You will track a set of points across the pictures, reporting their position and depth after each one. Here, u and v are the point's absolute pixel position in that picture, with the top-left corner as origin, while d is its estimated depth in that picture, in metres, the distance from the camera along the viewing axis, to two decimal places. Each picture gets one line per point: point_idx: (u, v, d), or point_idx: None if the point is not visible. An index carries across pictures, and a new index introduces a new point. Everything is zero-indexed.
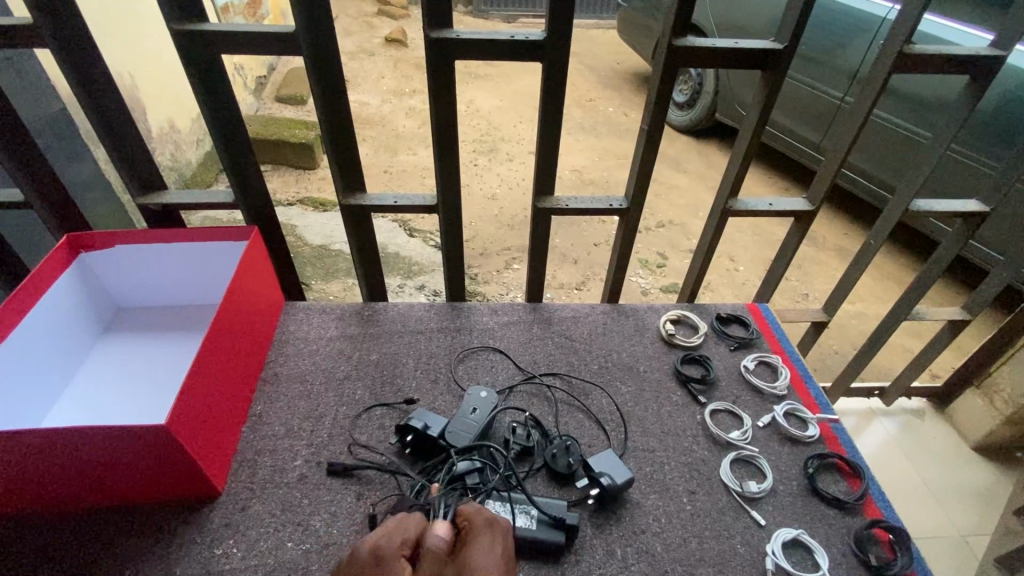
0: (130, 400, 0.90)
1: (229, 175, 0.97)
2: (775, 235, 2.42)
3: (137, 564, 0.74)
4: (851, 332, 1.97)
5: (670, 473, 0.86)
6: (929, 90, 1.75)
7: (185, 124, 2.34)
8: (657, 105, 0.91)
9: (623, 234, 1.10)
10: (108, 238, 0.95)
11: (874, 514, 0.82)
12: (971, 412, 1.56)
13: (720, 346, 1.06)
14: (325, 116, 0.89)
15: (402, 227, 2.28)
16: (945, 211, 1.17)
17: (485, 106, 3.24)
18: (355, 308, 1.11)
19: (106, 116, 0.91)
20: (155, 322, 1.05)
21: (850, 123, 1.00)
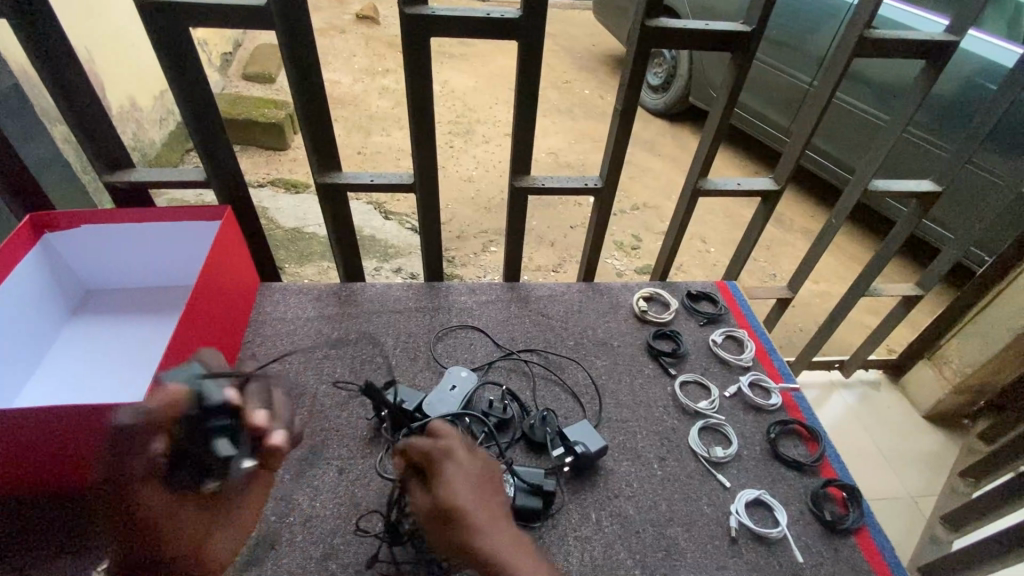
0: (104, 382, 0.89)
1: (199, 153, 0.96)
2: (744, 218, 2.49)
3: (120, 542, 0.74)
4: (814, 310, 2.06)
5: (642, 441, 0.90)
6: (890, 75, 1.82)
7: (147, 102, 2.25)
8: (631, 86, 0.93)
9: (598, 214, 1.13)
10: (74, 218, 0.93)
11: (829, 474, 0.88)
12: (923, 382, 1.66)
13: (690, 322, 1.10)
14: (299, 92, 0.87)
15: (377, 210, 2.26)
16: (901, 191, 1.23)
17: (460, 88, 3.20)
18: (332, 288, 1.11)
19: (67, 89, 0.88)
20: (126, 304, 1.03)
21: (814, 106, 1.04)
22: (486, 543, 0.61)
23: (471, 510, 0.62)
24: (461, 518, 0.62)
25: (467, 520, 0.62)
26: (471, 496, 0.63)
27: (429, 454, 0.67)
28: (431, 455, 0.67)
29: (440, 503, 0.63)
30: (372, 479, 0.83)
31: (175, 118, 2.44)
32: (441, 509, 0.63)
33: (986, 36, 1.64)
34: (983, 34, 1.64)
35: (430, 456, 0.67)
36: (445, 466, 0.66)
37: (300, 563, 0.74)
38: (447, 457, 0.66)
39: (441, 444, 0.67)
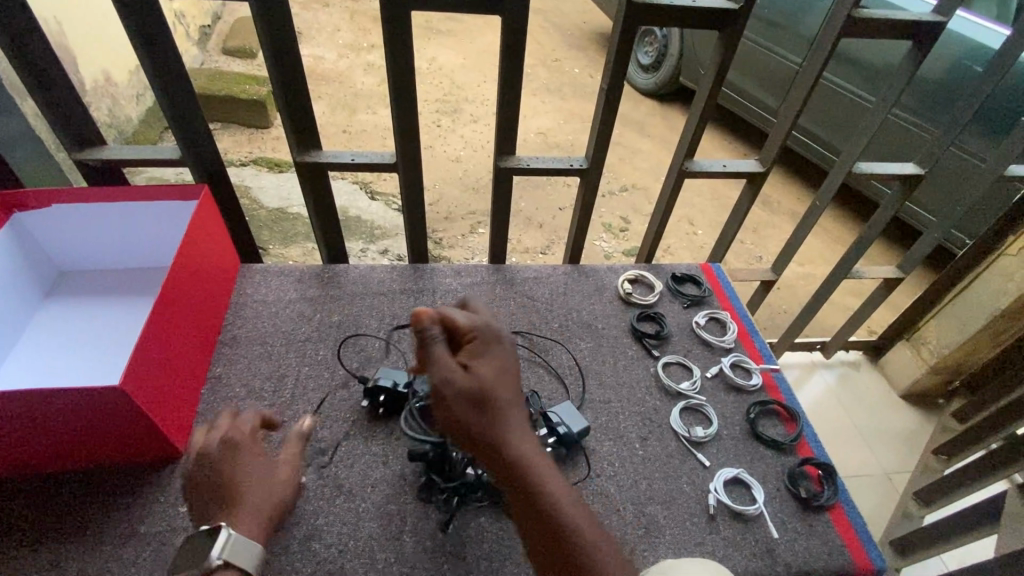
0: (81, 366, 0.88)
1: (172, 129, 0.92)
2: (732, 200, 2.49)
3: (100, 525, 0.74)
4: (798, 292, 2.08)
5: (624, 421, 0.91)
6: (879, 57, 1.81)
7: (122, 77, 2.17)
8: (617, 63, 0.92)
9: (583, 196, 1.12)
10: (44, 197, 0.90)
11: (806, 453, 0.89)
12: (902, 363, 1.70)
13: (674, 304, 1.11)
14: (276, 67, 0.84)
15: (363, 190, 2.22)
16: (886, 173, 1.23)
17: (448, 65, 3.13)
18: (315, 270, 1.09)
19: (30, 61, 0.84)
20: (102, 285, 1.01)
21: (801, 86, 1.03)
22: (506, 423, 0.65)
23: (507, 390, 0.68)
24: (494, 399, 0.66)
25: (494, 401, 0.66)
26: (504, 380, 0.68)
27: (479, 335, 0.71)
28: (482, 337, 0.71)
29: (481, 376, 0.67)
30: (357, 460, 0.83)
31: (152, 94, 2.36)
32: (475, 380, 0.66)
33: (975, 18, 1.63)
34: (973, 15, 1.64)
35: (480, 336, 0.71)
36: (491, 349, 0.70)
37: (283, 543, 0.74)
38: (494, 342, 0.71)
39: (495, 329, 0.72)
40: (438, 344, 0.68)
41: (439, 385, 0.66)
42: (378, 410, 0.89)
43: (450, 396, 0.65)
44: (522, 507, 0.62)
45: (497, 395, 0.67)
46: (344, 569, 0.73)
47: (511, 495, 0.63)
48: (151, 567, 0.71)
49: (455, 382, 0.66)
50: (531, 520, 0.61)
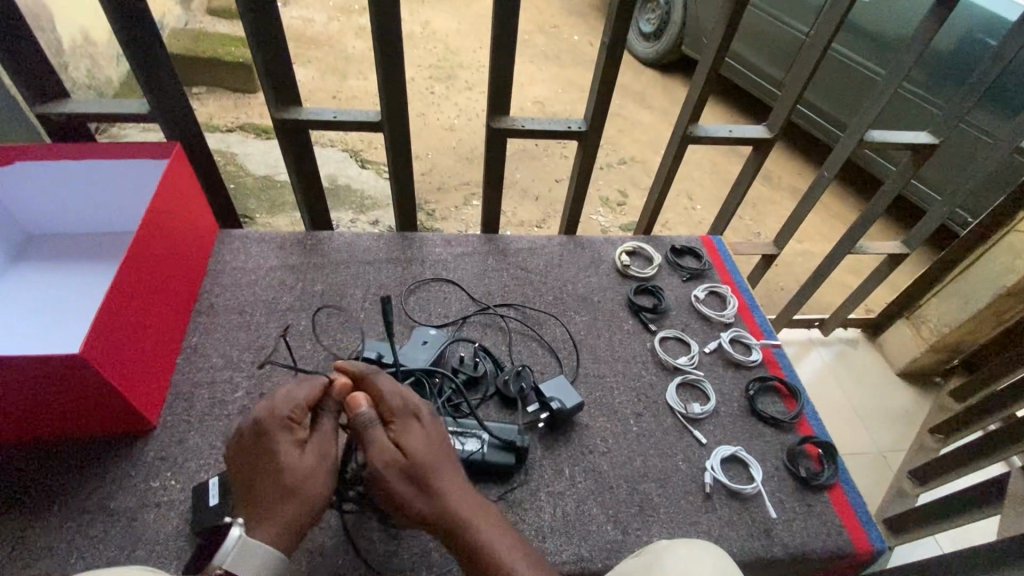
0: (46, 334, 0.83)
1: (138, 81, 0.85)
2: (733, 174, 2.43)
3: (68, 500, 0.71)
4: (797, 269, 2.04)
5: (618, 397, 0.87)
6: (892, 25, 1.73)
7: (100, 35, 2.06)
8: (620, 16, 0.85)
9: (581, 162, 1.06)
10: (1, 152, 0.83)
11: (806, 431, 0.87)
12: (901, 341, 1.67)
13: (673, 277, 1.07)
14: (249, 13, 0.77)
15: (353, 158, 2.15)
16: (897, 144, 1.18)
17: (443, 29, 3.01)
18: (297, 237, 1.04)
19: None
20: (71, 250, 0.95)
21: (814, 47, 0.97)
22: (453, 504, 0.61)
23: (438, 459, 0.63)
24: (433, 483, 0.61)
25: (434, 483, 0.61)
26: (438, 460, 0.62)
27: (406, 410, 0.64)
28: (405, 411, 0.64)
29: (413, 460, 0.61)
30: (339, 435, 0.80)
31: None
32: (410, 468, 0.60)
33: None
34: None
35: (405, 410, 0.64)
36: (418, 424, 0.64)
37: None
38: (418, 416, 0.64)
39: (409, 401, 0.65)
40: (366, 429, 0.62)
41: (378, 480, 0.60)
42: None
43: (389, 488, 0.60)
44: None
45: (435, 477, 0.61)
46: (324, 547, 0.70)
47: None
48: (121, 543, 0.68)
49: (392, 473, 0.60)
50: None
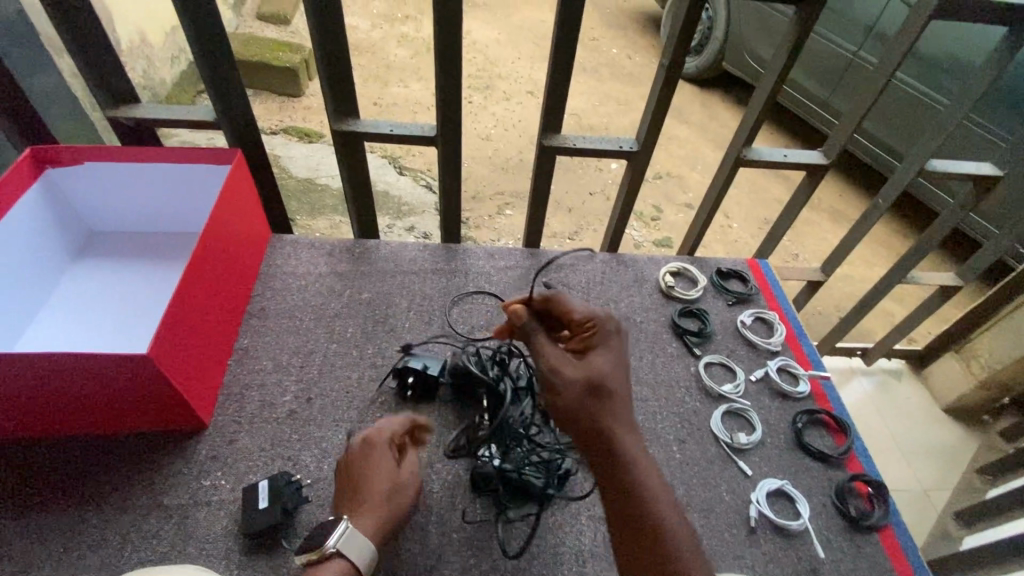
0: (109, 330, 0.86)
1: (207, 90, 0.89)
2: (772, 193, 2.38)
3: (123, 493, 0.73)
4: (838, 294, 1.99)
5: (661, 422, 0.86)
6: (951, 49, 1.68)
7: (157, 37, 2.14)
8: (681, 39, 0.85)
9: (629, 181, 1.06)
10: (76, 154, 0.87)
11: (855, 468, 0.84)
12: (949, 375, 1.61)
13: (718, 300, 1.05)
14: (319, 30, 0.80)
15: (392, 164, 2.18)
16: (959, 174, 1.14)
17: (483, 40, 3.04)
18: (346, 244, 1.06)
19: (64, 10, 0.81)
20: (133, 248, 0.99)
21: (878, 74, 0.96)
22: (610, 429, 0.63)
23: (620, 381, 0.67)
24: (596, 407, 0.64)
25: (605, 410, 0.64)
26: (610, 388, 0.66)
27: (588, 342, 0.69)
28: (589, 336, 0.69)
29: (599, 373, 0.66)
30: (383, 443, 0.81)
31: (187, 57, 2.33)
32: (587, 386, 0.65)
33: None
34: None
35: (587, 334, 0.69)
36: (599, 351, 0.68)
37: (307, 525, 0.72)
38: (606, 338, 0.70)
39: (609, 326, 0.71)
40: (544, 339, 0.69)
41: (554, 388, 0.65)
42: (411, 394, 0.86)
43: (563, 397, 0.65)
44: (613, 511, 0.62)
45: (603, 404, 0.65)
46: None
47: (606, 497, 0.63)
48: (173, 539, 0.70)
49: (568, 383, 0.65)
50: (623, 527, 0.61)
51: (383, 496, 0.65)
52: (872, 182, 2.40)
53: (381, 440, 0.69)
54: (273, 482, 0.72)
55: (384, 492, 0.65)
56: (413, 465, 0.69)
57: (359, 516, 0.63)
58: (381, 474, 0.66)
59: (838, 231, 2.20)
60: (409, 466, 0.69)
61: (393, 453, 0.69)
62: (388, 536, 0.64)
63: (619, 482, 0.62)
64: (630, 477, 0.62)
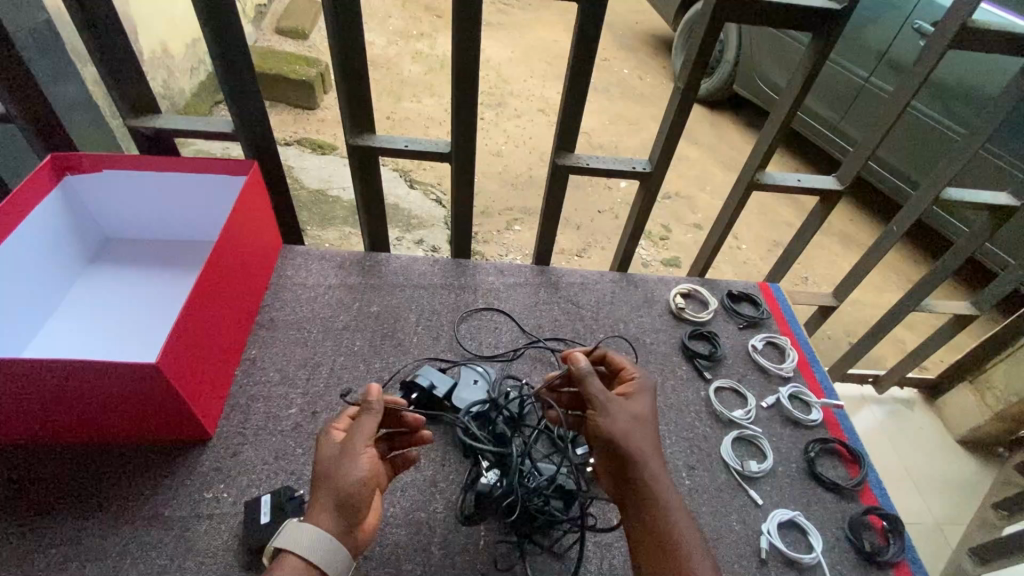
0: (120, 336, 0.86)
1: (226, 103, 0.90)
2: (782, 216, 2.38)
3: (125, 502, 0.72)
4: (849, 320, 1.96)
5: (671, 447, 0.85)
6: (964, 77, 1.69)
7: (179, 49, 2.19)
8: (696, 63, 0.85)
9: (640, 201, 1.06)
10: (97, 162, 0.89)
11: (870, 501, 0.82)
12: (964, 406, 1.57)
13: (729, 324, 1.04)
14: (339, 48, 0.81)
15: (403, 177, 2.20)
16: (975, 204, 1.13)
17: (496, 58, 3.08)
18: (357, 257, 1.06)
19: (92, 22, 0.83)
20: (147, 255, 1.00)
21: (894, 101, 0.96)
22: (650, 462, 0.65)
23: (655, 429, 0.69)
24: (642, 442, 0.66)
25: (648, 444, 0.66)
26: (653, 427, 0.69)
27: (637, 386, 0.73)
28: (635, 384, 0.73)
29: (642, 415, 0.68)
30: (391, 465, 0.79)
31: (206, 68, 2.37)
32: (635, 419, 0.68)
33: None
34: None
35: (632, 381, 0.74)
36: (645, 396, 0.72)
37: None
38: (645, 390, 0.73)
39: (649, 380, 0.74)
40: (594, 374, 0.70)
41: (609, 410, 0.67)
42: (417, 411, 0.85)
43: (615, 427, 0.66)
44: (647, 543, 0.61)
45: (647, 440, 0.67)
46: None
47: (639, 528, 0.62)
48: (173, 552, 0.69)
49: (621, 411, 0.67)
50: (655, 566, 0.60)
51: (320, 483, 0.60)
52: (884, 208, 2.39)
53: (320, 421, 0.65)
54: (276, 496, 0.71)
55: (321, 477, 0.60)
56: (364, 431, 0.62)
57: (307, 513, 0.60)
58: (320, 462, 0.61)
59: (848, 256, 2.19)
60: (354, 435, 0.61)
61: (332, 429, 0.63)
62: (342, 527, 0.58)
63: (652, 521, 0.62)
64: (668, 509, 0.62)
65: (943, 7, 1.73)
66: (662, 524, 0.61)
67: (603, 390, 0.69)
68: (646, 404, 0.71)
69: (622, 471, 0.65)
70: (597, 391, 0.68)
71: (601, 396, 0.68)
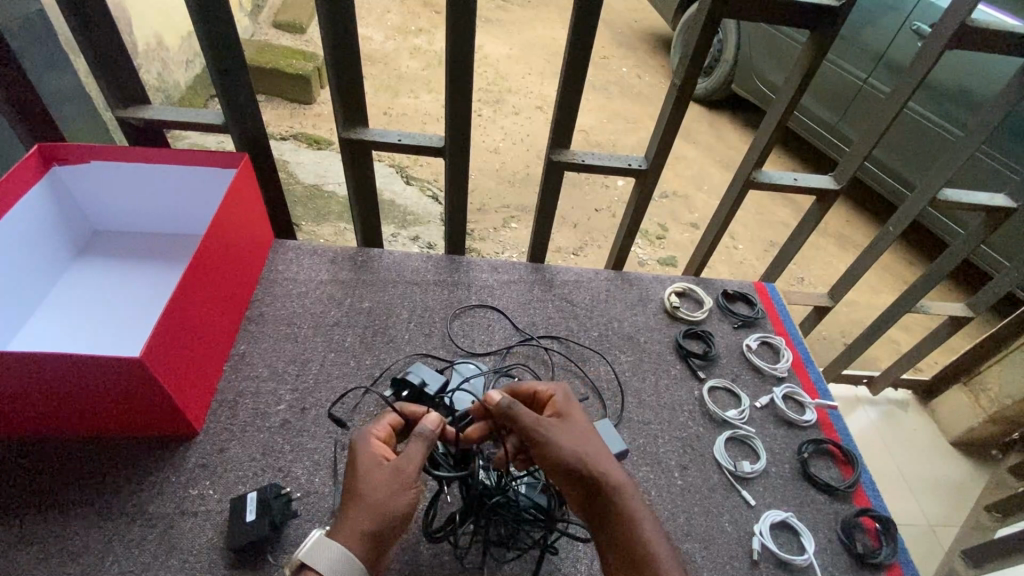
0: (106, 330, 0.85)
1: (216, 95, 0.89)
2: (779, 216, 2.37)
3: (109, 499, 0.71)
4: (844, 320, 1.96)
5: (663, 447, 0.84)
6: (962, 79, 1.68)
7: (174, 41, 2.16)
8: (693, 59, 0.84)
9: (636, 200, 1.05)
10: (84, 153, 0.87)
11: (862, 503, 0.81)
12: (957, 408, 1.57)
13: (724, 323, 1.03)
14: (332, 39, 0.80)
15: (399, 173, 2.18)
16: (971, 205, 1.13)
17: (495, 55, 3.06)
18: (349, 252, 1.05)
19: (80, 10, 0.81)
20: (135, 248, 0.99)
21: (892, 101, 0.95)
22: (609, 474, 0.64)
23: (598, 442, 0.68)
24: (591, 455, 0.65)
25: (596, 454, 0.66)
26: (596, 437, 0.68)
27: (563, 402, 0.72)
28: (559, 400, 0.71)
29: (581, 433, 0.67)
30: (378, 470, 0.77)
31: (202, 61, 2.35)
32: (575, 437, 0.66)
33: None
34: None
35: (553, 399, 0.72)
36: (573, 409, 0.71)
37: (296, 539, 0.70)
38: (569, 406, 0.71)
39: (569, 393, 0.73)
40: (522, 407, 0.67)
41: (551, 439, 0.65)
42: None
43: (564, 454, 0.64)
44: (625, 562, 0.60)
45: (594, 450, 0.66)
46: None
47: (614, 546, 0.62)
48: (157, 550, 0.68)
49: (562, 433, 0.65)
50: None
51: (358, 501, 0.60)
52: (881, 209, 2.39)
53: (363, 437, 0.66)
54: (262, 494, 0.70)
55: (359, 494, 0.61)
56: (412, 458, 0.63)
57: (336, 528, 0.59)
58: (357, 481, 0.62)
59: (844, 257, 2.19)
60: (400, 459, 0.63)
61: (378, 449, 0.65)
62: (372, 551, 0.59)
63: (628, 541, 0.61)
64: (640, 523, 0.62)
65: (941, 9, 1.73)
66: (634, 541, 0.61)
67: (536, 419, 0.66)
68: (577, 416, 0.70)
69: (585, 490, 0.64)
70: (531, 418, 0.66)
71: (540, 425, 0.65)
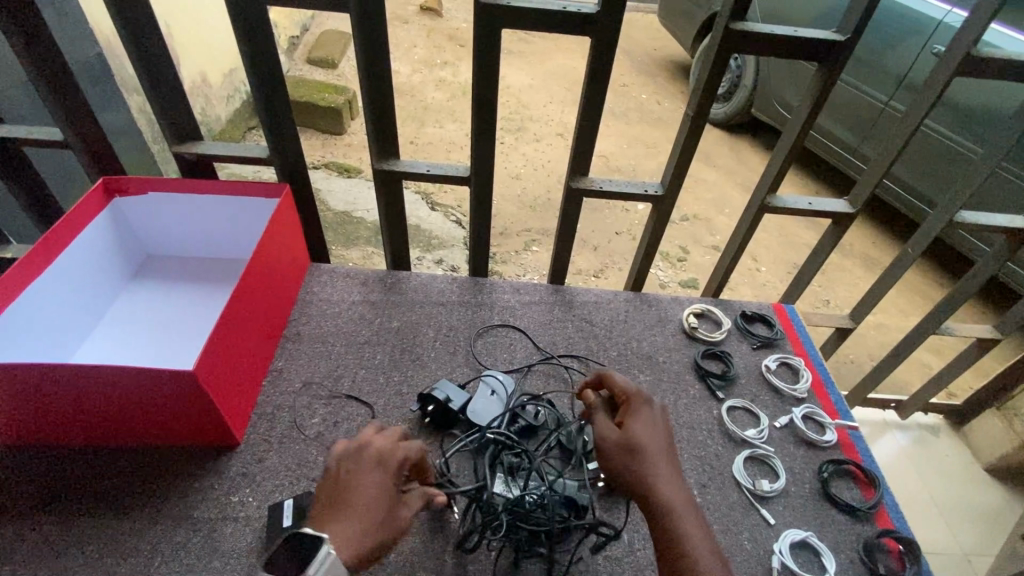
0: (156, 347, 0.92)
1: (264, 132, 0.97)
2: (802, 238, 2.37)
3: (158, 503, 0.77)
4: (871, 343, 1.94)
5: (682, 464, 0.86)
6: (982, 100, 1.69)
7: (217, 79, 2.33)
8: (705, 90, 0.89)
9: (653, 224, 1.09)
10: (142, 185, 0.96)
11: (885, 524, 0.81)
12: (992, 433, 1.53)
13: (742, 344, 1.05)
14: (368, 79, 0.87)
15: (424, 199, 2.27)
16: (991, 227, 1.13)
17: (516, 85, 3.17)
18: (379, 275, 1.11)
19: (147, 59, 0.91)
20: (183, 272, 1.06)
21: (904, 126, 0.98)
22: (658, 473, 0.67)
23: (655, 442, 0.70)
24: (644, 450, 0.68)
25: (649, 447, 0.69)
26: (663, 434, 0.71)
27: (632, 395, 0.75)
28: (631, 407, 0.73)
29: (630, 437, 0.69)
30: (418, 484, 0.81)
31: (241, 96, 2.51)
32: (625, 444, 0.69)
33: None
34: None
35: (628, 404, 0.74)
36: (641, 415, 0.72)
37: None
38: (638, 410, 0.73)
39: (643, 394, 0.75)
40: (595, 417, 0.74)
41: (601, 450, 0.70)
42: (433, 421, 0.88)
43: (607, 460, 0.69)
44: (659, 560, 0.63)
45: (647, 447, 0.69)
46: None
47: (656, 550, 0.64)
48: (200, 552, 0.72)
49: (609, 443, 0.70)
50: None
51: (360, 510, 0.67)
52: (907, 230, 2.36)
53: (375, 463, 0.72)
54: (297, 501, 0.75)
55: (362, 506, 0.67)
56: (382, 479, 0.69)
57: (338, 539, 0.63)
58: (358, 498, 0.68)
59: (870, 278, 2.16)
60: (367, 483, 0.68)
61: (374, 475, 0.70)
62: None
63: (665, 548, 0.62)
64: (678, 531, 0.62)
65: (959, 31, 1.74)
66: (671, 546, 0.62)
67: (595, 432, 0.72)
68: (643, 421, 0.71)
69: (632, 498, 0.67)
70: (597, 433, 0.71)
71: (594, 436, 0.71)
